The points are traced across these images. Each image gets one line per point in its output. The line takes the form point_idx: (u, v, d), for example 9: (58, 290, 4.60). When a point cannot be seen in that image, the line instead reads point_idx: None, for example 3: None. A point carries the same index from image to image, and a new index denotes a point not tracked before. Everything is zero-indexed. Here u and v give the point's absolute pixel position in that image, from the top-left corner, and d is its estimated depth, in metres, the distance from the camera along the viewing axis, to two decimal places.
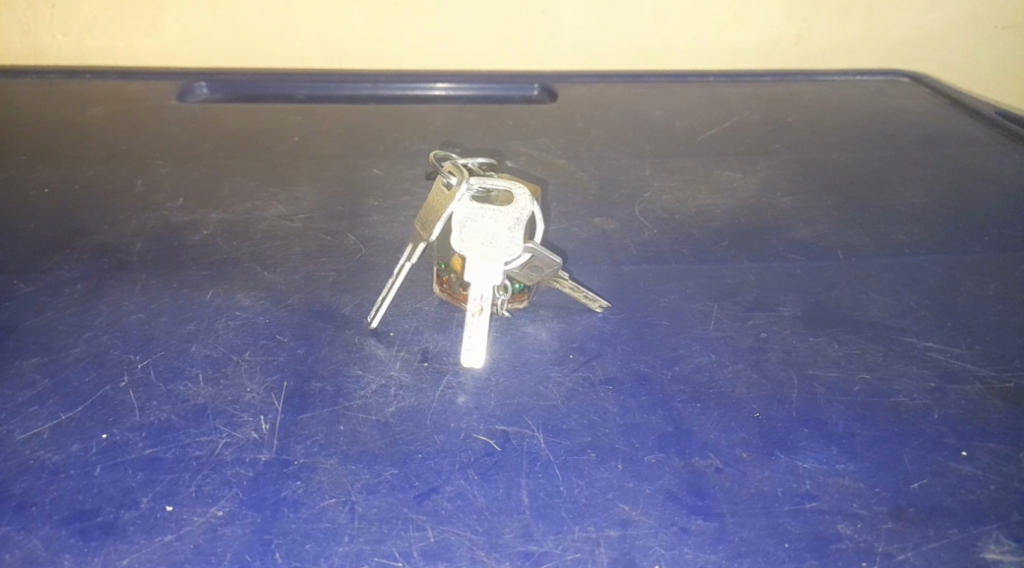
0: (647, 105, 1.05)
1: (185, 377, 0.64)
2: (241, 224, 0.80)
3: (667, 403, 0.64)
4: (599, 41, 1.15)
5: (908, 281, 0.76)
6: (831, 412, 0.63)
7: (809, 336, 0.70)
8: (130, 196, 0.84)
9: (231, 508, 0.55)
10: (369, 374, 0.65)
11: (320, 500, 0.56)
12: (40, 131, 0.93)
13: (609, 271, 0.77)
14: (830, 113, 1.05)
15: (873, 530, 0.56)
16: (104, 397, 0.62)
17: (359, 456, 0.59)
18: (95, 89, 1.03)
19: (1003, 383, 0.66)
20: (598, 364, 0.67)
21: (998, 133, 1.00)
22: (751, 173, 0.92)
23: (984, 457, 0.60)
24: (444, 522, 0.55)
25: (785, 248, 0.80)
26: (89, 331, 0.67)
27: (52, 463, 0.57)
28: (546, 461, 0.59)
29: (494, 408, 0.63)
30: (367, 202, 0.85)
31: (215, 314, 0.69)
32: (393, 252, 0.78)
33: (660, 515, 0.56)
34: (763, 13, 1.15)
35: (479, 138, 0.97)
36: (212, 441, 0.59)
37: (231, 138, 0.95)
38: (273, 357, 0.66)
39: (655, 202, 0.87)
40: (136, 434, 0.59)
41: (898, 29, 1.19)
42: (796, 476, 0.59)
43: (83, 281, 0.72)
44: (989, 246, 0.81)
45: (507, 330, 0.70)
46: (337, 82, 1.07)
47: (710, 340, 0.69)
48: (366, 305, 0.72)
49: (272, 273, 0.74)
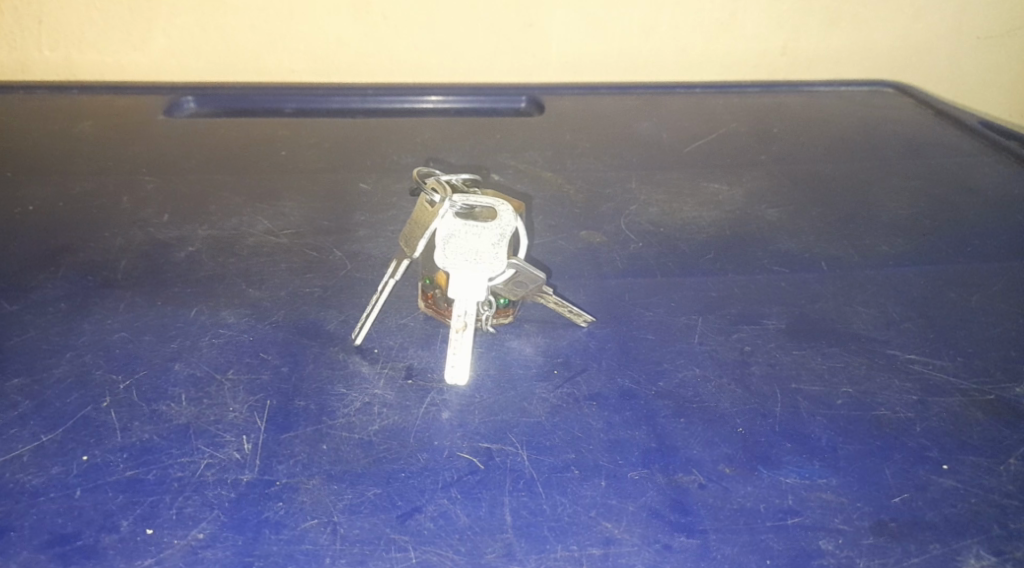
0: (636, 117, 1.06)
1: (168, 397, 0.63)
2: (228, 240, 0.80)
3: (651, 419, 0.64)
4: (587, 53, 1.16)
5: (893, 293, 0.76)
6: (814, 426, 0.63)
7: (793, 349, 0.70)
8: (116, 212, 0.84)
9: (213, 530, 0.55)
10: (353, 392, 0.65)
11: (302, 520, 0.56)
12: (27, 147, 0.93)
13: (594, 285, 0.77)
14: (817, 123, 1.06)
15: (854, 545, 0.56)
16: (86, 417, 0.61)
17: (341, 475, 0.58)
18: (82, 104, 1.03)
19: (985, 395, 0.66)
20: (583, 380, 0.67)
21: (984, 143, 1.01)
22: (737, 185, 0.92)
23: (966, 471, 0.61)
24: (426, 542, 0.55)
25: (771, 260, 0.81)
26: (72, 351, 0.67)
27: (33, 485, 0.57)
28: (529, 479, 0.59)
29: (478, 424, 0.63)
30: (353, 217, 0.85)
31: (199, 332, 0.69)
32: (379, 267, 0.78)
33: (643, 532, 0.56)
34: (750, 23, 1.16)
35: (468, 152, 0.97)
36: (195, 462, 0.59)
37: (219, 153, 0.95)
38: (256, 376, 0.66)
39: (642, 215, 0.87)
40: (118, 455, 0.59)
41: (885, 38, 1.20)
42: (780, 492, 0.59)
43: (67, 299, 0.72)
44: (973, 258, 0.81)
45: (492, 345, 0.70)
46: (325, 95, 1.07)
47: (694, 354, 0.69)
48: (351, 321, 0.72)
49: (258, 289, 0.74)
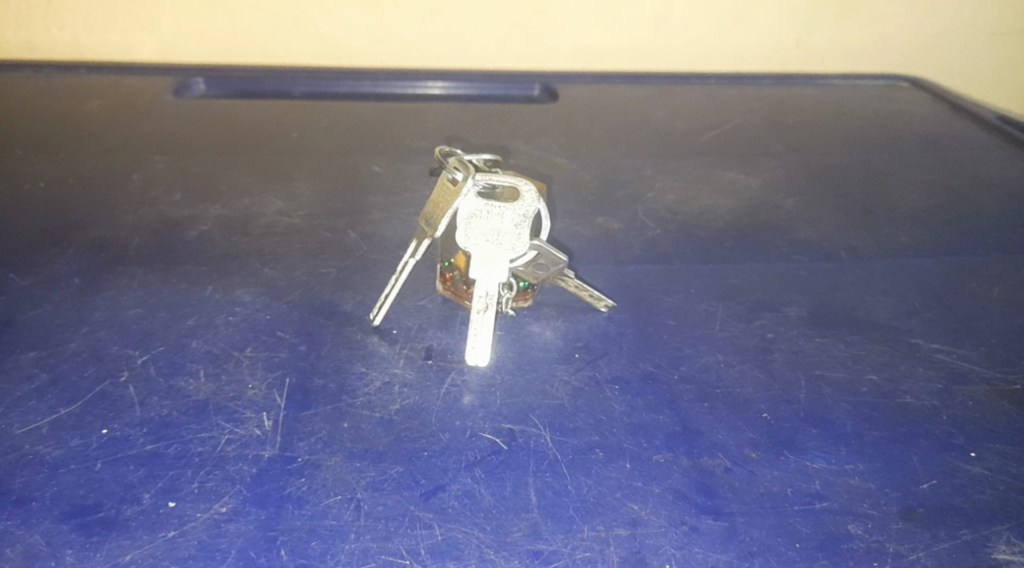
0: (648, 106, 1.05)
1: (186, 373, 0.63)
2: (241, 220, 0.79)
3: (674, 403, 0.63)
4: (597, 42, 1.15)
5: (912, 283, 0.76)
6: (838, 413, 0.63)
7: (814, 337, 0.70)
8: (127, 191, 0.83)
9: (235, 504, 0.54)
10: (372, 372, 0.64)
11: (325, 497, 0.55)
12: (36, 124, 0.92)
13: (613, 270, 0.76)
14: (831, 115, 1.05)
15: (883, 529, 0.55)
16: (103, 392, 0.60)
17: (363, 453, 0.58)
18: (90, 83, 1.02)
19: (1009, 384, 0.66)
20: (603, 363, 0.66)
21: (999, 137, 1.00)
22: (753, 175, 0.92)
23: (992, 458, 0.60)
24: (452, 520, 0.54)
25: (790, 249, 0.80)
26: (87, 326, 0.66)
27: (50, 457, 0.56)
28: (553, 460, 0.58)
29: (500, 406, 0.62)
30: (368, 199, 0.84)
31: (216, 310, 0.68)
32: (395, 249, 0.77)
33: (669, 514, 0.55)
34: (763, 16, 1.15)
35: (482, 137, 0.97)
36: (215, 437, 0.58)
37: (228, 135, 0.94)
38: (274, 353, 0.65)
39: (658, 203, 0.86)
40: (136, 429, 0.58)
41: (898, 33, 1.20)
42: (805, 476, 0.58)
43: (80, 275, 0.71)
44: (992, 250, 0.81)
45: (512, 328, 0.69)
46: (336, 79, 1.06)
47: (715, 339, 0.69)
48: (368, 302, 0.71)
49: (272, 269, 0.73)
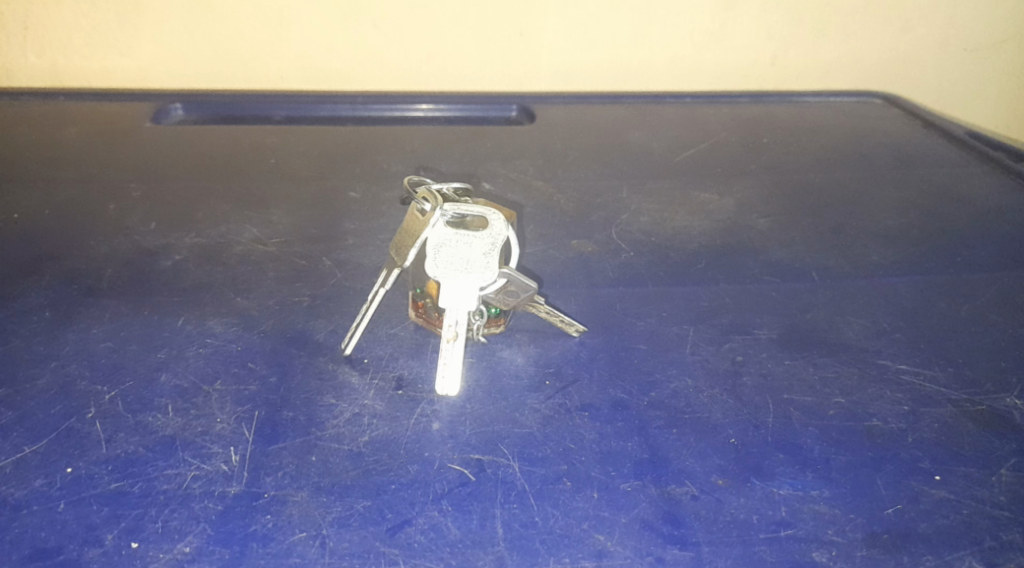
0: (625, 126, 1.06)
1: (154, 408, 0.62)
2: (215, 248, 0.80)
3: (643, 429, 0.63)
4: (576, 62, 1.16)
5: (882, 303, 0.76)
6: (806, 437, 0.63)
7: (785, 359, 0.70)
8: (103, 219, 0.83)
9: (199, 543, 0.54)
10: (342, 403, 0.64)
11: (290, 534, 0.55)
12: (13, 153, 0.92)
13: (585, 295, 0.76)
14: (807, 134, 1.06)
15: (848, 557, 0.55)
16: (69, 429, 0.60)
17: (330, 487, 0.58)
18: (68, 110, 1.02)
19: (976, 406, 0.66)
20: (574, 390, 0.66)
21: (970, 154, 1.01)
22: (728, 195, 0.92)
23: (958, 482, 0.60)
24: (417, 555, 0.54)
25: (763, 270, 0.80)
26: (55, 361, 0.66)
27: (14, 498, 0.56)
28: (521, 490, 0.58)
29: (469, 435, 0.62)
30: (343, 225, 0.84)
31: (186, 342, 0.68)
32: (369, 276, 0.77)
33: (636, 545, 0.55)
34: (739, 33, 1.16)
35: (459, 161, 0.97)
36: (181, 474, 0.58)
37: (205, 161, 0.94)
38: (244, 386, 0.65)
39: (633, 224, 0.87)
40: (102, 467, 0.58)
41: (873, 50, 1.21)
42: (772, 503, 0.58)
43: (51, 308, 0.71)
44: (963, 269, 0.81)
45: (483, 355, 0.69)
46: (315, 103, 1.07)
47: (686, 364, 0.69)
48: (340, 331, 0.71)
49: (245, 299, 0.73)
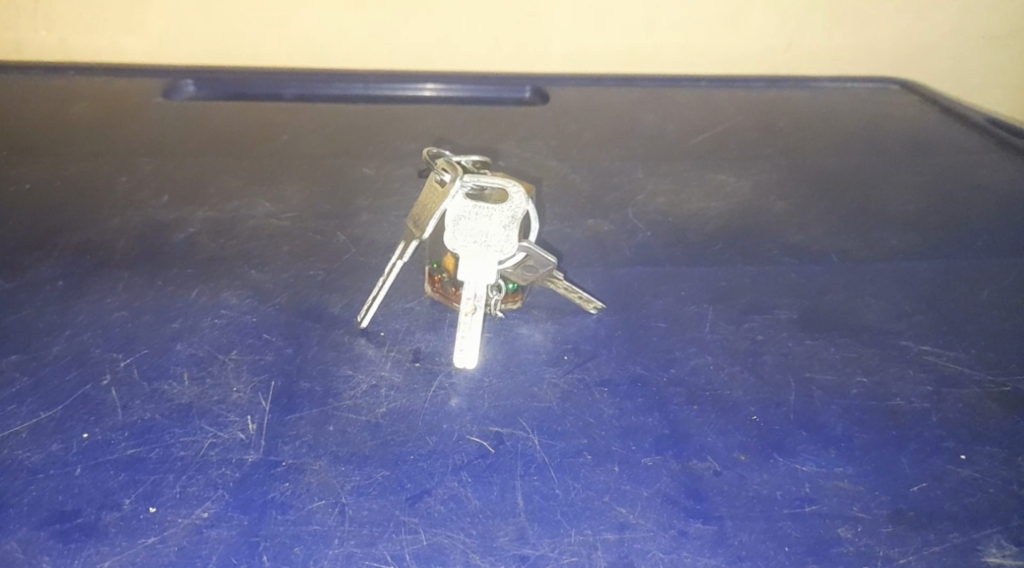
0: (640, 109, 1.05)
1: (170, 376, 0.62)
2: (228, 223, 0.79)
3: (663, 406, 0.63)
4: (588, 45, 1.15)
5: (903, 286, 0.76)
6: (828, 416, 0.63)
7: (805, 339, 0.69)
8: (114, 193, 0.82)
9: (217, 510, 0.53)
10: (359, 374, 0.63)
11: (309, 501, 0.54)
12: (23, 126, 0.91)
13: (603, 273, 0.76)
14: (823, 119, 1.05)
15: (873, 533, 0.55)
16: (85, 395, 0.60)
17: (349, 457, 0.57)
18: (78, 85, 1.01)
19: (1000, 387, 0.65)
20: (593, 366, 0.66)
21: (989, 140, 1.00)
22: (744, 178, 0.91)
23: (983, 461, 0.60)
24: (437, 524, 0.54)
25: (781, 252, 0.80)
26: (70, 329, 0.65)
27: (30, 462, 0.55)
28: (540, 463, 0.58)
29: (488, 409, 0.61)
30: (356, 201, 0.84)
31: (201, 313, 0.68)
32: (384, 252, 0.77)
33: (658, 519, 0.55)
34: (755, 18, 1.15)
35: (472, 140, 0.96)
36: (198, 441, 0.57)
37: (217, 137, 0.93)
38: (260, 356, 0.64)
39: (649, 204, 0.86)
40: (118, 433, 0.57)
41: (889, 37, 1.20)
42: (795, 479, 0.58)
43: (64, 278, 0.70)
44: (983, 253, 0.80)
45: (501, 330, 0.69)
46: (326, 82, 1.06)
47: (706, 342, 0.68)
48: (356, 304, 0.70)
49: (259, 272, 0.73)
